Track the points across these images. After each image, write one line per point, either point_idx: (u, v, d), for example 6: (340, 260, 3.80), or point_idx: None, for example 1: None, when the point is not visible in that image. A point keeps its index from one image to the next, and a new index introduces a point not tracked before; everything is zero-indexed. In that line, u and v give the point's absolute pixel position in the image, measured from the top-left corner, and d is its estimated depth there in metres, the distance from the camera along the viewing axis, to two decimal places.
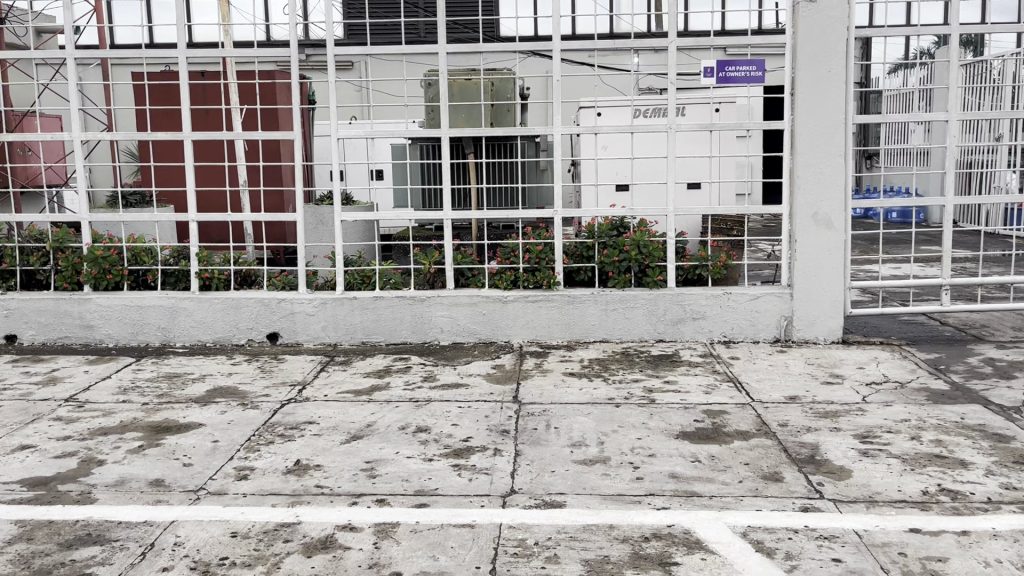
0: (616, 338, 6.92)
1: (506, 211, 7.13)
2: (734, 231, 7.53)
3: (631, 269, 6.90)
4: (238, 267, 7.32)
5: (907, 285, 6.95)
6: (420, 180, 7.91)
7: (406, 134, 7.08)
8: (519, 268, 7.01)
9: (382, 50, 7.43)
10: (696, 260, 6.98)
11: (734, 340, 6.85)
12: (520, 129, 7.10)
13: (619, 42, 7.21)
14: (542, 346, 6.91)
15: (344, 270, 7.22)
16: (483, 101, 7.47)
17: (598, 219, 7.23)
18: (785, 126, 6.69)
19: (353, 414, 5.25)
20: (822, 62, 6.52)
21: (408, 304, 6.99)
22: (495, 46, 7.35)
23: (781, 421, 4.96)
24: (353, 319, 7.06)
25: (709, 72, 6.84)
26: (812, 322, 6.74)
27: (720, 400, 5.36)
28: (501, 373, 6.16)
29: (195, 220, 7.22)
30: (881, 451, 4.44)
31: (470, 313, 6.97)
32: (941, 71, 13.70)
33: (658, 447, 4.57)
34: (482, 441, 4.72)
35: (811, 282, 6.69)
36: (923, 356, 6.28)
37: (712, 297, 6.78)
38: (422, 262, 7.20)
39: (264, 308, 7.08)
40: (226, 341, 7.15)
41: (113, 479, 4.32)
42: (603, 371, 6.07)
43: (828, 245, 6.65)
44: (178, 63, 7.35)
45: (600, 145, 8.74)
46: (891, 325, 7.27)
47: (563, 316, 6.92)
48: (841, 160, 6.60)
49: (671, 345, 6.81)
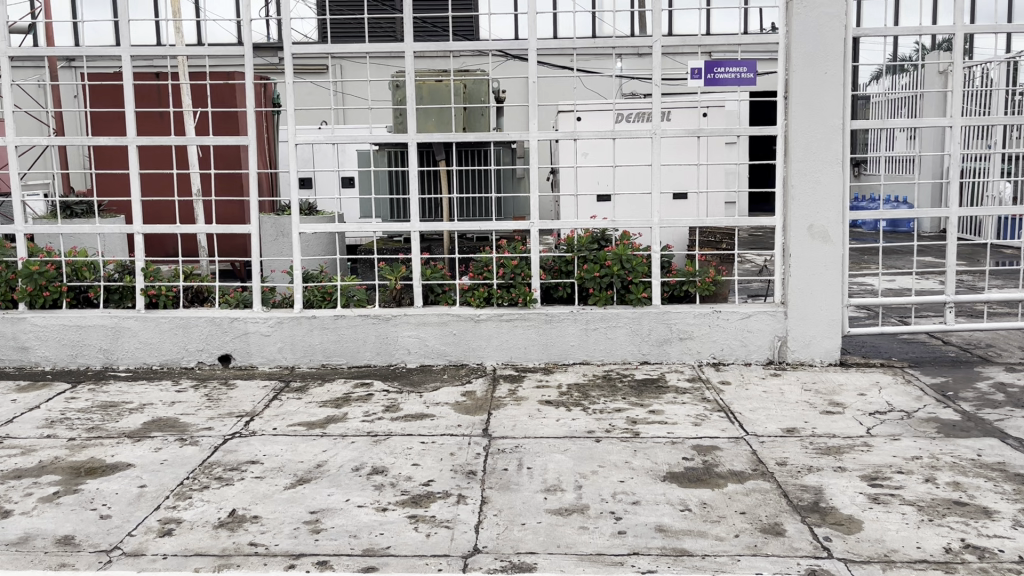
0: (597, 360, 6.40)
1: (479, 223, 6.58)
2: (725, 244, 7.04)
3: (613, 285, 6.39)
4: (188, 283, 6.74)
5: (909, 303, 6.47)
6: (387, 189, 7.37)
7: (370, 138, 6.50)
8: (492, 284, 6.50)
9: (344, 49, 6.81)
10: (682, 275, 6.47)
11: (724, 361, 6.35)
12: (493, 134, 6.55)
13: (600, 40, 6.68)
14: (518, 369, 6.38)
15: (303, 286, 6.67)
16: (454, 104, 6.92)
17: (577, 232, 6.71)
18: (777, 131, 6.23)
19: (302, 453, 4.69)
20: (817, 62, 6.05)
21: (372, 323, 6.44)
22: (466, 45, 6.80)
23: (779, 459, 4.46)
24: (312, 340, 6.51)
25: (696, 74, 6.38)
26: (808, 343, 6.25)
27: (710, 434, 4.84)
28: (471, 401, 5.61)
29: (140, 232, 6.62)
30: (894, 497, 3.95)
31: (439, 332, 6.43)
32: (930, 77, 13.35)
33: (642, 492, 4.06)
34: (444, 486, 4.17)
35: (807, 300, 6.21)
36: (929, 381, 5.81)
37: (701, 315, 6.29)
38: (388, 278, 6.66)
39: (215, 328, 6.52)
40: (174, 364, 6.58)
41: (16, 535, 3.74)
42: (583, 399, 5.54)
43: (825, 259, 6.18)
44: (122, 61, 6.72)
45: (581, 152, 8.22)
46: (890, 345, 6.80)
47: (541, 337, 6.40)
48: (839, 168, 6.13)
49: (657, 368, 6.30)
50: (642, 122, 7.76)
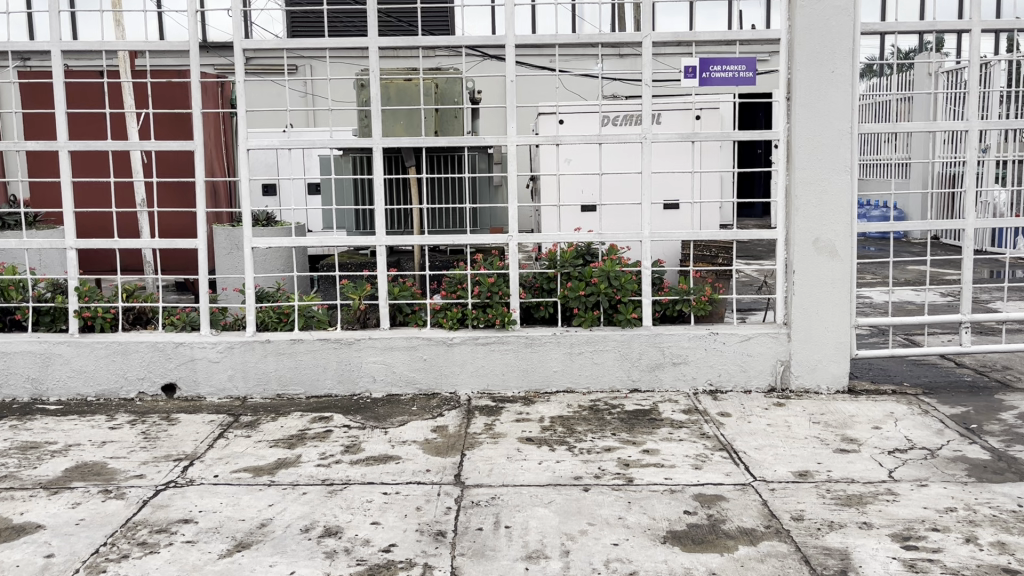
0: (582, 388, 5.81)
1: (452, 235, 5.95)
2: (721, 258, 6.47)
3: (600, 304, 5.79)
4: (128, 304, 6.05)
5: (921, 323, 5.94)
6: (352, 198, 6.74)
7: (330, 143, 5.84)
8: (467, 304, 5.88)
9: (302, 44, 6.12)
10: (675, 294, 5.89)
11: (722, 389, 5.78)
12: (467, 138, 5.90)
13: (585, 35, 6.04)
14: (496, 398, 5.77)
15: (256, 307, 6.00)
16: (424, 105, 6.28)
17: (560, 245, 6.12)
18: (779, 136, 5.68)
19: (244, 508, 4.04)
20: (824, 61, 5.50)
21: (333, 347, 5.81)
22: (437, 40, 6.09)
23: (794, 512, 3.88)
24: (266, 367, 5.85)
25: (691, 72, 5.78)
26: (813, 368, 5.70)
27: (713, 481, 4.26)
28: (442, 438, 4.98)
29: (74, 247, 5.92)
30: (933, 563, 3.38)
31: (408, 358, 5.81)
32: (920, 79, 12.93)
33: (640, 559, 3.46)
34: (408, 553, 3.55)
35: (813, 320, 5.66)
36: (948, 411, 5.28)
37: (696, 338, 5.72)
38: (351, 297, 6.02)
39: (158, 354, 5.85)
40: (112, 395, 5.89)
41: None
42: (568, 436, 4.93)
43: (832, 276, 5.63)
44: (52, 56, 5.98)
45: (564, 158, 7.65)
46: (900, 367, 6.27)
47: (520, 362, 5.79)
48: (847, 176, 5.58)
49: (648, 397, 5.71)
50: (631, 125, 7.28)
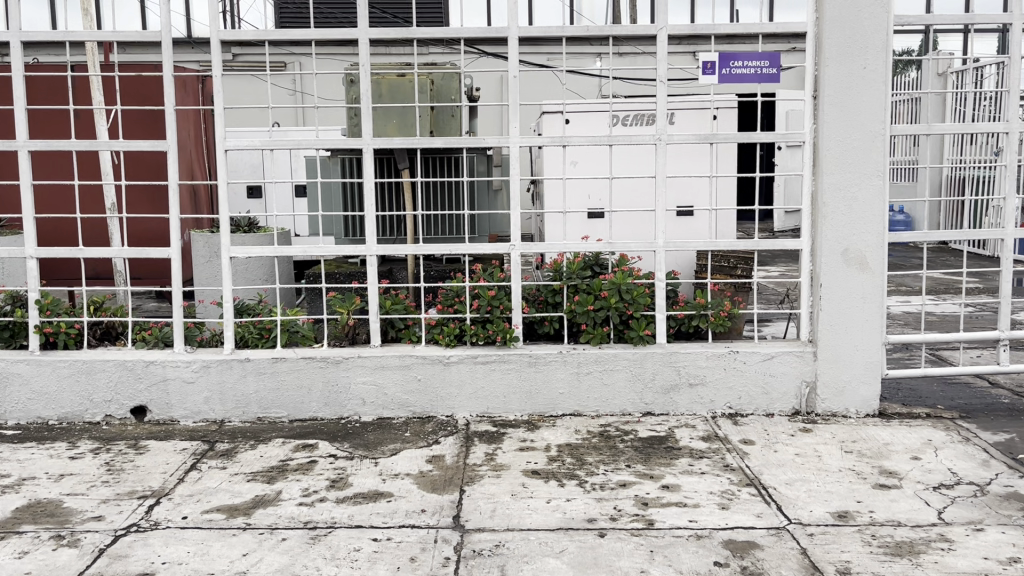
0: (591, 411, 5.34)
1: (449, 244, 5.47)
2: (739, 270, 6.02)
3: (609, 319, 5.35)
4: (94, 318, 5.55)
5: (956, 340, 5.49)
6: (340, 204, 6.25)
7: (317, 144, 5.33)
8: (465, 319, 5.41)
9: (284, 38, 5.60)
10: (691, 308, 5.42)
11: (742, 413, 5.32)
12: (465, 139, 5.41)
13: (594, 26, 5.49)
14: (496, 423, 5.29)
15: (235, 322, 5.52)
16: (420, 102, 5.78)
17: (565, 255, 5.66)
18: (804, 138, 5.25)
19: (213, 559, 3.55)
20: (855, 56, 5.05)
21: (319, 367, 5.32)
22: (433, 32, 5.49)
23: (839, 564, 3.43)
24: (246, 389, 5.36)
25: (709, 68, 5.32)
26: (841, 390, 5.25)
27: (743, 524, 3.79)
28: (439, 471, 4.50)
29: (35, 256, 5.40)
30: None
31: (400, 378, 5.32)
32: (928, 79, 12.55)
33: None
34: None
35: (841, 338, 5.22)
36: (990, 438, 4.83)
37: (715, 357, 5.26)
38: (338, 311, 5.52)
39: (127, 373, 5.35)
40: (76, 419, 5.40)
41: None
42: (577, 468, 4.46)
43: (862, 291, 5.19)
44: (11, 47, 5.46)
45: (567, 161, 7.19)
46: (931, 387, 5.82)
47: (523, 383, 5.32)
48: (879, 182, 5.13)
49: (663, 421, 5.24)
50: (642, 125, 6.82)
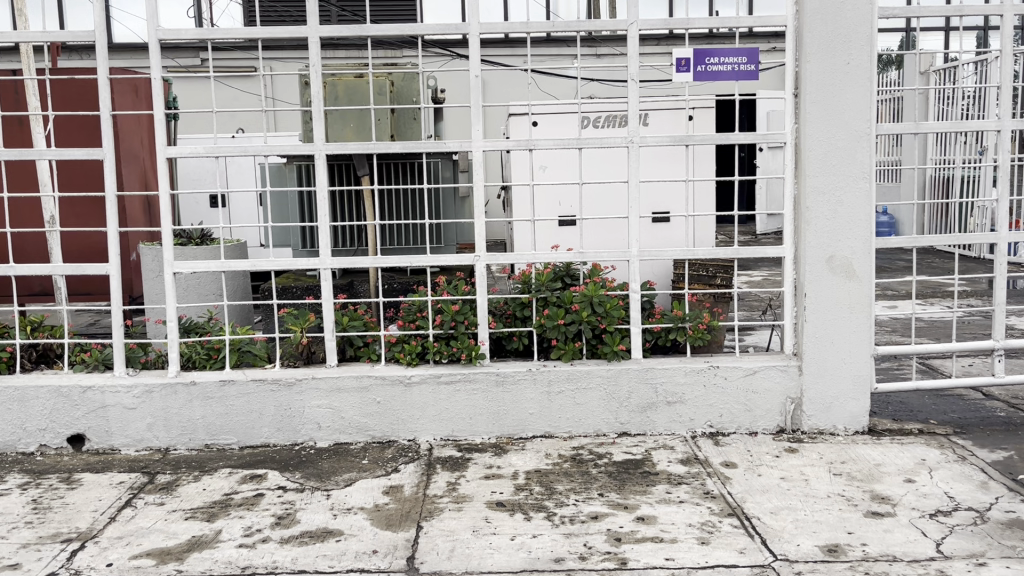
0: (563, 433, 4.99)
1: (409, 255, 5.11)
2: (720, 279, 5.77)
3: (582, 334, 5.01)
4: (28, 339, 5.17)
5: (950, 351, 5.18)
6: (297, 214, 5.89)
7: (266, 150, 4.94)
8: (428, 335, 5.06)
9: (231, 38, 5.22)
10: (668, 321, 5.09)
11: (724, 432, 5.00)
12: (426, 143, 5.05)
13: (562, 22, 5.14)
14: (462, 447, 4.93)
15: (180, 342, 5.14)
16: (378, 104, 5.39)
17: (534, 265, 5.32)
18: (786, 139, 4.94)
19: None
20: (838, 50, 4.75)
21: (270, 390, 4.95)
22: (389, 29, 5.10)
23: None
24: (191, 414, 4.98)
25: (683, 66, 5.00)
26: (828, 406, 4.94)
27: (725, 562, 3.46)
28: (395, 504, 4.14)
29: None
30: None
31: (358, 401, 4.96)
32: (910, 79, 12.36)
33: None
34: None
35: (827, 351, 4.91)
36: (988, 457, 4.53)
37: (693, 373, 4.94)
38: (291, 329, 5.15)
39: (62, 401, 4.96)
40: (9, 449, 5.00)
41: None
42: (546, 499, 4.11)
43: (849, 300, 4.87)
44: None
45: (538, 166, 6.87)
46: (923, 401, 5.53)
47: (490, 404, 4.97)
48: (866, 184, 4.83)
49: (639, 442, 4.91)
50: (615, 127, 6.60)
